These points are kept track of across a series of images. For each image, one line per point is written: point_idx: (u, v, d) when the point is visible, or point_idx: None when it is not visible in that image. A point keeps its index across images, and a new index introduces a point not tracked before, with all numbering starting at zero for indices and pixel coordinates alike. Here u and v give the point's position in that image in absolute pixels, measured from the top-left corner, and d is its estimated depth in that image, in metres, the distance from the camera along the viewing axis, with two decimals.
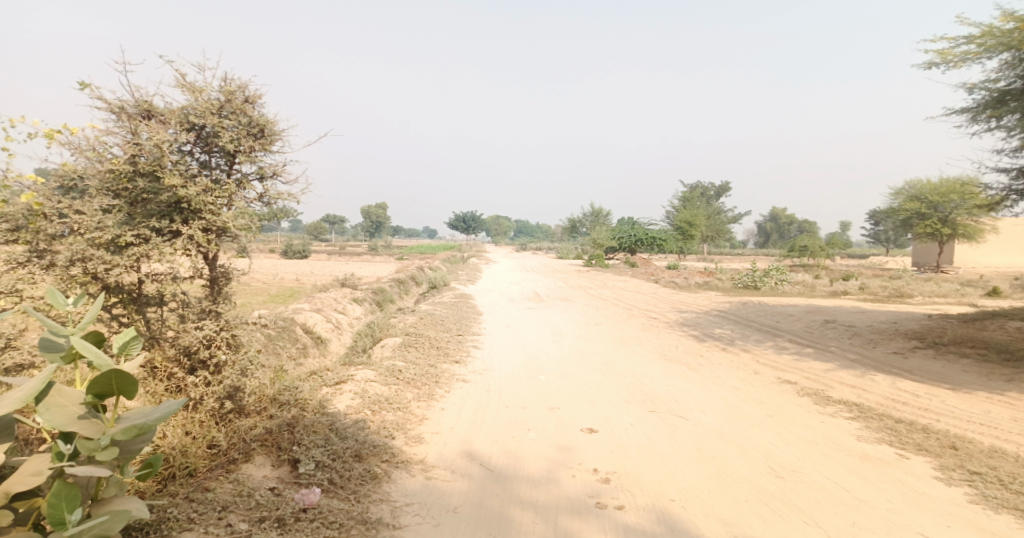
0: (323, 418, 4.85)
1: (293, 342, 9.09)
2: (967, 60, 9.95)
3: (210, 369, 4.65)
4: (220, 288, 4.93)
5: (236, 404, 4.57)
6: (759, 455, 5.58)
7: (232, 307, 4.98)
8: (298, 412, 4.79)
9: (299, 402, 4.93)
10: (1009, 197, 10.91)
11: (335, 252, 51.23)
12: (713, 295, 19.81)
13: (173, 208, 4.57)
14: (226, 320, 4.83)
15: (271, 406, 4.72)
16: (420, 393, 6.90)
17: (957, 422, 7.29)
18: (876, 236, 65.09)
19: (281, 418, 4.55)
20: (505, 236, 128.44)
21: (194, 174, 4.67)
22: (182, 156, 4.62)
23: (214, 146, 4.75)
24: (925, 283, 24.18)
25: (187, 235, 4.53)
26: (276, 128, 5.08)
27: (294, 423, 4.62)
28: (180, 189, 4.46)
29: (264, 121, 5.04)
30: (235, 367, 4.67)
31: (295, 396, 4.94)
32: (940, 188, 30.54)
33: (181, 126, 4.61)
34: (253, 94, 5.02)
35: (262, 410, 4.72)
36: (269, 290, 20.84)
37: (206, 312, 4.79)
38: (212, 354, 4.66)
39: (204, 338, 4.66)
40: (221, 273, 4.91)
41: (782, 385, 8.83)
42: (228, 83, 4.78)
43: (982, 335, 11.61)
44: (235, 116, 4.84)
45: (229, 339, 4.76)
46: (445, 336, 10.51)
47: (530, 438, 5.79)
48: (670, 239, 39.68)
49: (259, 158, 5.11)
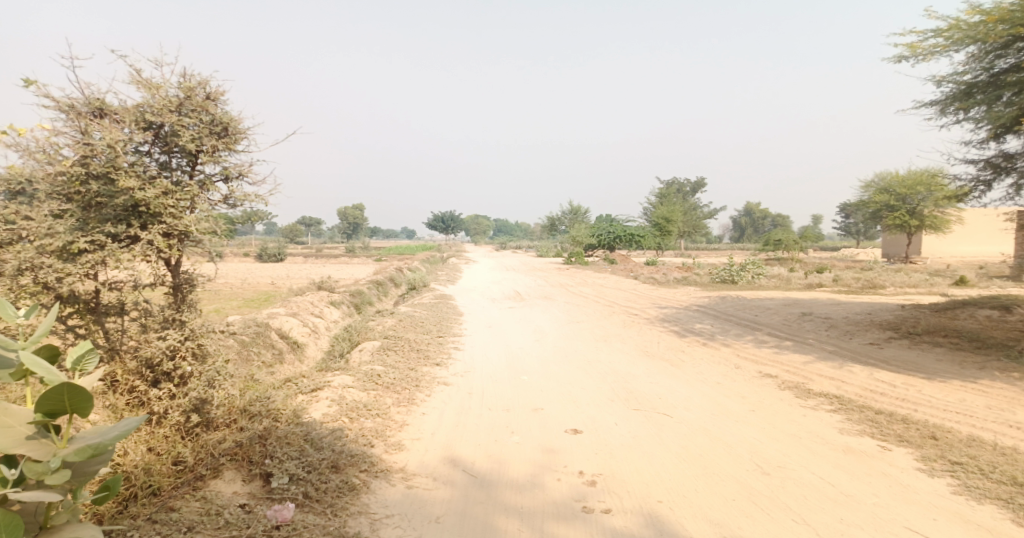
0: (297, 428, 4.66)
1: (268, 348, 8.86)
2: (936, 53, 10.03)
3: (175, 381, 4.44)
4: (184, 296, 4.70)
5: (202, 417, 4.37)
6: (745, 452, 5.53)
7: (197, 316, 4.74)
8: (271, 423, 4.61)
9: (272, 412, 4.74)
10: (978, 188, 11.06)
11: (312, 255, 50.63)
12: (691, 290, 19.89)
13: (130, 211, 4.33)
14: (191, 329, 4.61)
15: (241, 417, 4.52)
16: (399, 397, 6.74)
17: (934, 411, 7.33)
18: (846, 228, 66.30)
19: (252, 430, 4.36)
20: (484, 234, 128.39)
21: (152, 175, 4.42)
22: (139, 156, 4.38)
23: (174, 146, 4.54)
24: (897, 273, 24.59)
25: (145, 241, 4.30)
26: (241, 126, 4.88)
27: (266, 435, 4.43)
28: (135, 191, 4.22)
29: (228, 119, 4.83)
30: (201, 379, 4.48)
31: (267, 406, 4.75)
32: (908, 180, 31.12)
33: (137, 125, 4.39)
34: (216, 90, 4.80)
35: (232, 423, 4.52)
36: (243, 295, 20.45)
37: (170, 322, 4.57)
38: (176, 365, 4.45)
39: (168, 349, 4.42)
40: (184, 281, 4.69)
41: (763, 379, 8.84)
42: (188, 79, 4.57)
43: (954, 324, 11.78)
44: (197, 114, 4.63)
45: (195, 349, 4.56)
46: (425, 338, 10.35)
47: (513, 441, 5.66)
48: (647, 236, 39.91)
49: (224, 157, 4.89)
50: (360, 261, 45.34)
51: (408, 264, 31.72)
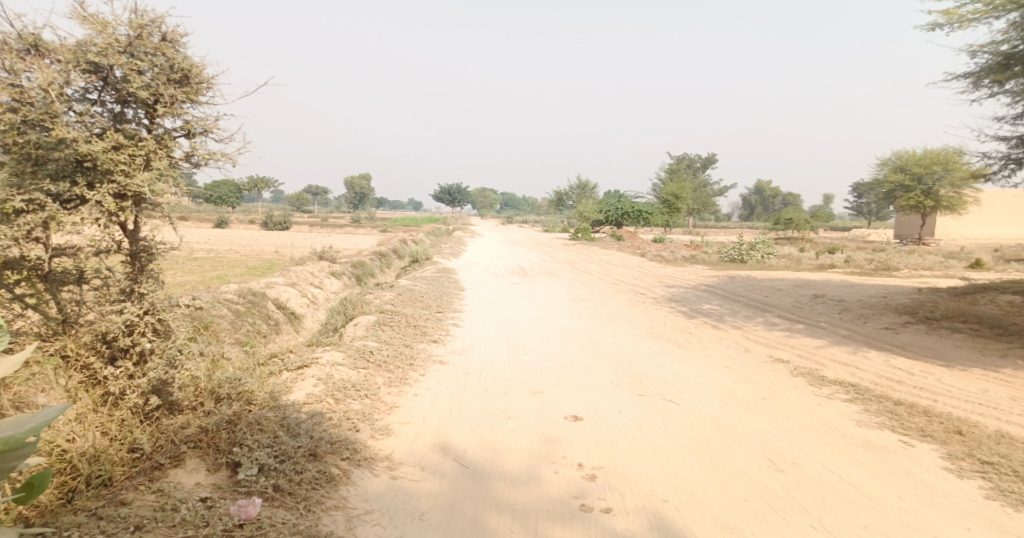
0: (273, 412, 4.32)
1: (263, 320, 8.54)
2: (974, 20, 9.43)
3: (133, 358, 4.15)
4: (142, 265, 4.32)
5: (164, 399, 4.11)
6: (756, 445, 5.16)
7: (158, 287, 4.37)
8: (242, 407, 4.31)
9: (243, 395, 4.44)
10: (1007, 167, 10.50)
11: (317, 224, 50.29)
12: (700, 269, 19.44)
13: (74, 166, 3.95)
14: (151, 303, 4.28)
15: (206, 400, 4.23)
16: (391, 377, 6.39)
17: (955, 402, 6.94)
18: (858, 208, 65.41)
19: (220, 414, 4.06)
20: (491, 208, 127.72)
21: (100, 128, 4.04)
22: (86, 105, 4.00)
23: (126, 94, 4.20)
24: (910, 255, 24.02)
25: (93, 201, 3.92)
26: (203, 73, 4.52)
27: (236, 419, 4.12)
28: (79, 143, 3.85)
29: (189, 66, 4.47)
30: (162, 357, 4.16)
31: (237, 388, 4.44)
32: (924, 159, 30.31)
33: (79, 67, 4.02)
34: (174, 32, 4.43)
35: (198, 405, 4.24)
36: (246, 263, 20.15)
37: (128, 294, 4.24)
38: (134, 342, 4.14)
39: (125, 324, 4.10)
40: (143, 248, 4.30)
41: (775, 364, 8.45)
42: (138, 17, 4.18)
43: (974, 309, 11.30)
44: (152, 57, 4.27)
45: (156, 324, 4.24)
46: (424, 314, 9.99)
47: (510, 427, 5.32)
48: (655, 212, 39.34)
49: (184, 110, 4.52)
50: (365, 231, 44.97)
51: (413, 236, 31.43)
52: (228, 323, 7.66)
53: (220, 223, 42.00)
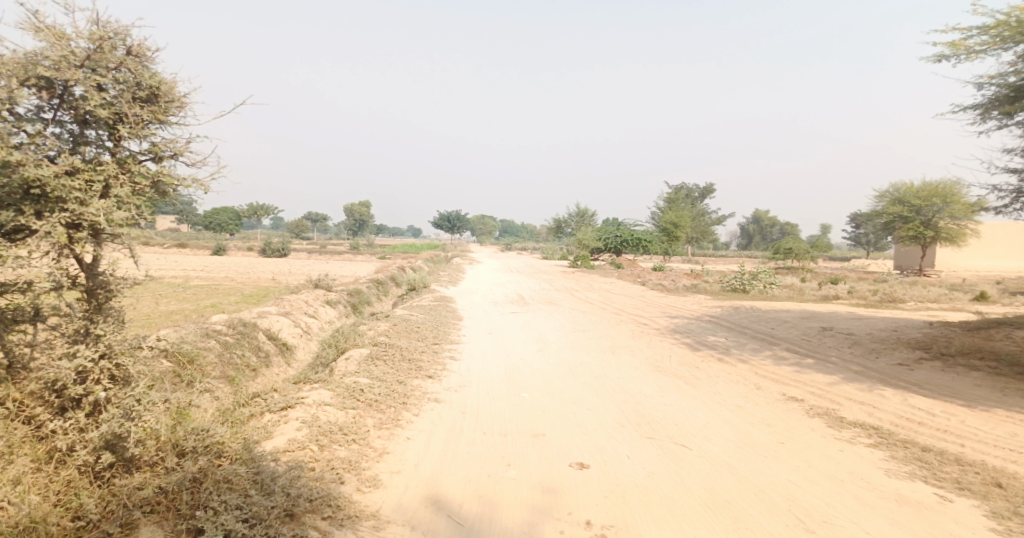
0: (246, 467, 3.99)
1: (252, 352, 8.13)
2: (981, 51, 9.22)
3: (85, 409, 3.84)
4: (100, 303, 4.00)
5: (118, 456, 3.76)
6: (780, 498, 4.76)
7: (117, 328, 4.04)
8: (210, 462, 3.98)
9: (211, 448, 4.10)
10: (1018, 200, 10.20)
11: (314, 250, 49.98)
12: (702, 299, 19.01)
13: (21, 193, 3.67)
14: (108, 345, 3.94)
15: (168, 455, 3.90)
16: (383, 418, 5.94)
17: (985, 447, 6.50)
18: (856, 238, 65.34)
19: (184, 472, 3.77)
20: (490, 235, 127.81)
21: (53, 152, 3.81)
22: (38, 124, 3.78)
23: (84, 112, 4.05)
24: (912, 286, 23.66)
25: (41, 232, 3.62)
26: (172, 90, 4.37)
27: (201, 477, 3.82)
28: (26, 166, 3.57)
29: (157, 82, 4.34)
30: (118, 408, 3.84)
31: (204, 440, 4.10)
32: (923, 190, 30.12)
33: (33, 83, 3.92)
34: (140, 46, 4.32)
35: (160, 461, 3.90)
36: (242, 290, 19.77)
37: (81, 335, 3.90)
38: (88, 391, 3.84)
39: (76, 371, 3.79)
40: (100, 284, 3.99)
41: (789, 402, 8.01)
42: (99, 29, 4.08)
43: (990, 345, 10.85)
44: (115, 73, 4.16)
45: (113, 370, 3.93)
46: (419, 346, 9.55)
47: (509, 476, 4.87)
48: (654, 240, 39.09)
49: (151, 132, 4.32)
50: (363, 258, 44.62)
51: (410, 263, 31.04)
52: (214, 356, 7.27)
53: (217, 250, 41.69)
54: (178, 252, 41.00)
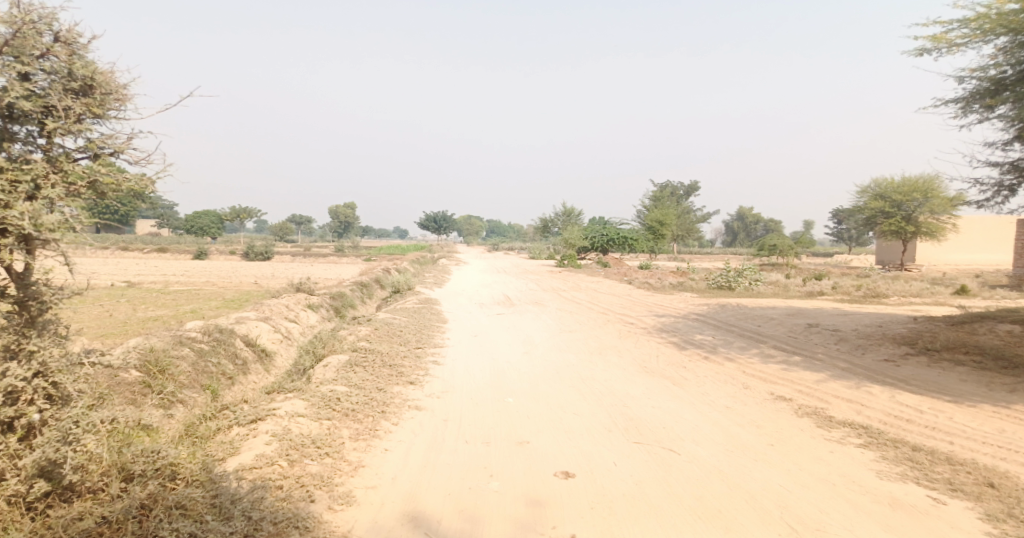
0: (202, 490, 3.87)
1: (228, 360, 7.84)
2: (962, 45, 9.16)
3: (18, 433, 3.63)
4: (32, 316, 3.78)
5: (56, 483, 3.61)
6: (773, 506, 4.59)
7: (50, 342, 3.82)
8: (161, 486, 3.87)
9: (163, 470, 3.99)
10: (1000, 194, 10.15)
11: (298, 253, 49.39)
12: (688, 297, 18.92)
13: None
14: (42, 363, 3.73)
15: (114, 480, 3.77)
16: (360, 428, 5.70)
17: (974, 445, 6.39)
18: (839, 234, 65.96)
19: (130, 499, 3.65)
20: (476, 236, 127.57)
21: None
22: None
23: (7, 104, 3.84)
24: (896, 281, 23.70)
25: None
26: (107, 80, 4.19)
27: (149, 504, 3.69)
28: None
29: (89, 71, 4.14)
30: (55, 431, 3.67)
31: (154, 463, 3.99)
32: (904, 185, 30.34)
33: None
34: (69, 32, 4.10)
35: (104, 488, 3.73)
36: (224, 295, 19.40)
37: (11, 352, 3.68)
38: (19, 413, 3.64)
39: (6, 392, 3.58)
40: (33, 295, 3.77)
41: (777, 402, 7.88)
42: (22, 16, 3.86)
43: (975, 339, 10.81)
44: (42, 62, 3.97)
45: (49, 390, 3.74)
46: (401, 351, 9.30)
47: (491, 489, 4.65)
48: (641, 239, 39.14)
49: (85, 127, 4.16)
50: (348, 260, 44.19)
51: (396, 265, 30.66)
52: (189, 364, 6.98)
53: (199, 254, 41.14)
54: (160, 257, 40.34)
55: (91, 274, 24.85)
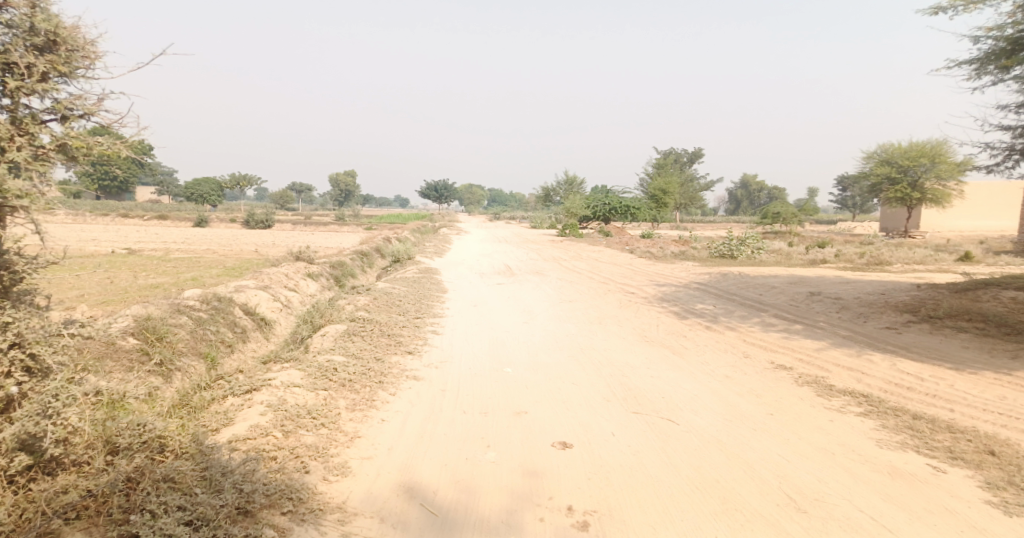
0: (191, 463, 3.86)
1: (227, 328, 7.79)
2: (980, 2, 8.83)
3: None
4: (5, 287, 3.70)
5: (39, 457, 3.58)
6: (771, 475, 4.57)
7: (25, 313, 3.72)
8: (148, 460, 3.86)
9: (150, 444, 3.97)
10: (1011, 158, 9.94)
11: (299, 222, 49.21)
12: (690, 265, 18.81)
13: None
14: (19, 334, 3.64)
15: (99, 454, 3.74)
16: (356, 399, 5.66)
17: (975, 413, 6.34)
18: (843, 202, 65.45)
19: (116, 473, 3.64)
20: (478, 205, 127.07)
21: None
22: None
23: None
24: (899, 249, 23.51)
25: None
26: (73, 37, 4.10)
27: (137, 477, 3.68)
28: None
29: (54, 26, 4.03)
30: (34, 404, 3.58)
31: (141, 436, 3.96)
32: (911, 151, 29.90)
33: None
34: None
35: (89, 461, 3.75)
36: (225, 263, 19.31)
37: None
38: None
39: None
40: (4, 265, 3.68)
41: (777, 370, 7.84)
42: None
43: (978, 307, 10.72)
44: (3, 18, 3.86)
45: (27, 362, 3.66)
46: (400, 321, 9.24)
47: (488, 459, 4.62)
48: (643, 207, 38.85)
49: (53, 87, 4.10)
50: (349, 229, 44.03)
51: (396, 234, 30.48)
52: (186, 332, 6.92)
53: (200, 222, 41.01)
54: (161, 225, 40.21)
55: (92, 241, 24.76)
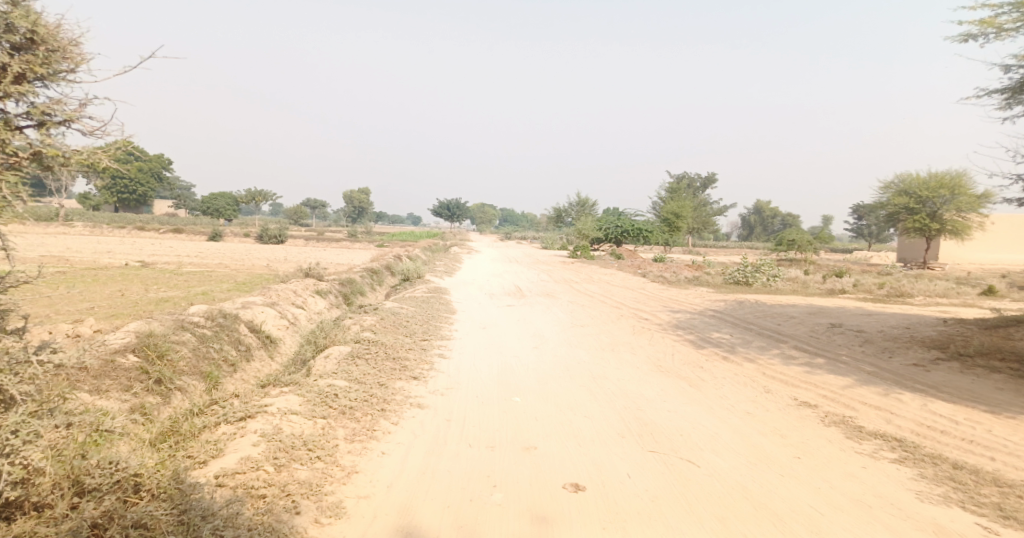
0: (166, 506, 3.59)
1: (231, 346, 7.50)
2: (1012, 30, 8.53)
3: None
4: None
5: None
6: (803, 532, 4.17)
7: None
8: (120, 502, 3.60)
9: (123, 483, 3.70)
10: None
11: (311, 237, 49.24)
12: (705, 292, 18.38)
13: None
14: None
15: (66, 495, 3.46)
16: (357, 428, 5.33)
17: (1019, 463, 5.89)
18: (859, 230, 64.68)
19: (82, 517, 3.36)
20: (489, 224, 127.25)
21: None
22: None
23: None
24: (920, 280, 22.90)
25: None
26: (59, 41, 3.94)
27: (105, 523, 3.42)
28: None
29: (37, 28, 3.88)
30: None
31: (112, 475, 3.68)
32: (930, 181, 29.40)
33: None
34: None
35: (53, 503, 3.44)
36: (235, 277, 19.11)
37: None
38: None
39: None
40: None
41: (801, 408, 7.42)
42: None
43: (1010, 345, 10.23)
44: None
45: None
46: (406, 343, 8.92)
47: (494, 502, 4.26)
48: (657, 231, 38.43)
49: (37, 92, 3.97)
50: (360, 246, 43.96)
51: (407, 252, 30.10)
52: (188, 350, 6.64)
53: (214, 235, 41.17)
54: (174, 237, 40.49)
55: (106, 252, 24.78)
